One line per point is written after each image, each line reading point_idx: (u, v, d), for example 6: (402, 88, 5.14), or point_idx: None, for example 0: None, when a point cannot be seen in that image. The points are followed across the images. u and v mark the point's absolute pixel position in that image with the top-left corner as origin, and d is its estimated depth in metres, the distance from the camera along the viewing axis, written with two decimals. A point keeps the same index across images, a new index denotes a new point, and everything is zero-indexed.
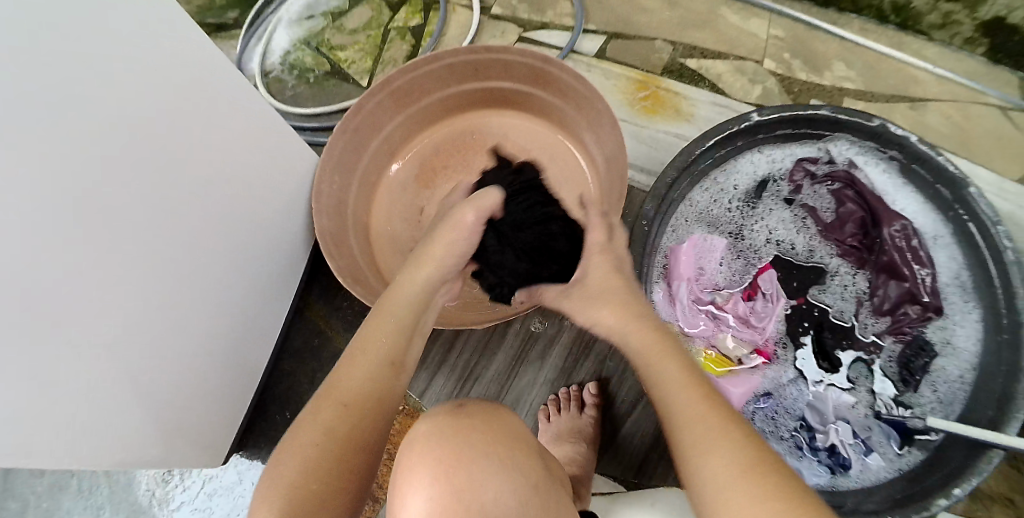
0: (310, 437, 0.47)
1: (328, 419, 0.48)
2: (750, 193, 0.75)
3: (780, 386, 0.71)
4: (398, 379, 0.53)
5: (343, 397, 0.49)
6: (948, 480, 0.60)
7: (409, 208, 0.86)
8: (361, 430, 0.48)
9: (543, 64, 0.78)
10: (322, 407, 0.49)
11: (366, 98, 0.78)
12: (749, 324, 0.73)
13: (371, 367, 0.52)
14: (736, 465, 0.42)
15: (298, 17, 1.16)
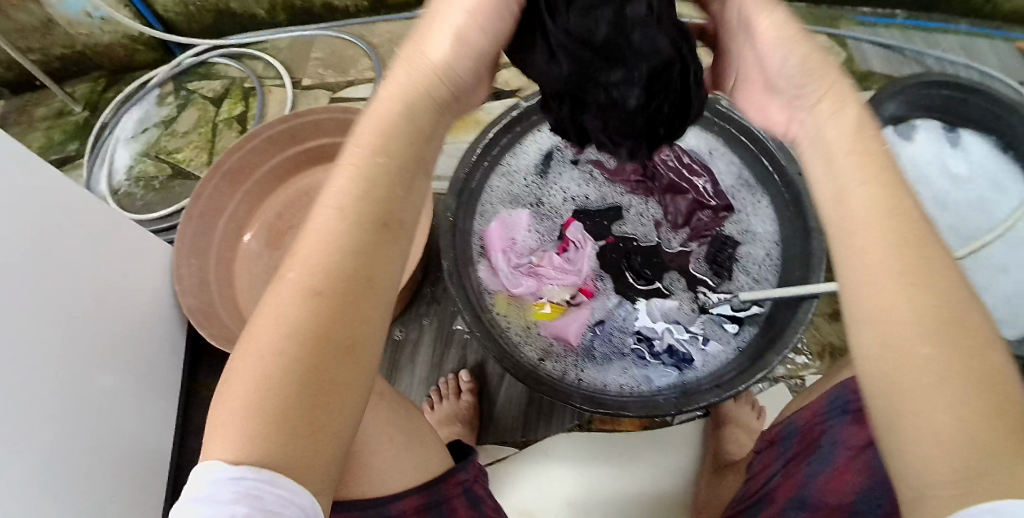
0: (259, 370, 0.37)
1: (277, 350, 0.37)
2: (542, 163, 0.85)
3: (608, 312, 0.82)
4: (387, 245, 0.41)
5: (270, 334, 0.37)
6: (774, 341, 0.71)
7: (267, 270, 0.97)
8: (324, 360, 0.37)
9: (343, 113, 0.93)
10: (253, 349, 0.37)
11: (202, 184, 0.90)
12: (566, 271, 0.83)
13: (312, 285, 0.38)
14: (912, 280, 0.38)
15: (135, 133, 1.21)
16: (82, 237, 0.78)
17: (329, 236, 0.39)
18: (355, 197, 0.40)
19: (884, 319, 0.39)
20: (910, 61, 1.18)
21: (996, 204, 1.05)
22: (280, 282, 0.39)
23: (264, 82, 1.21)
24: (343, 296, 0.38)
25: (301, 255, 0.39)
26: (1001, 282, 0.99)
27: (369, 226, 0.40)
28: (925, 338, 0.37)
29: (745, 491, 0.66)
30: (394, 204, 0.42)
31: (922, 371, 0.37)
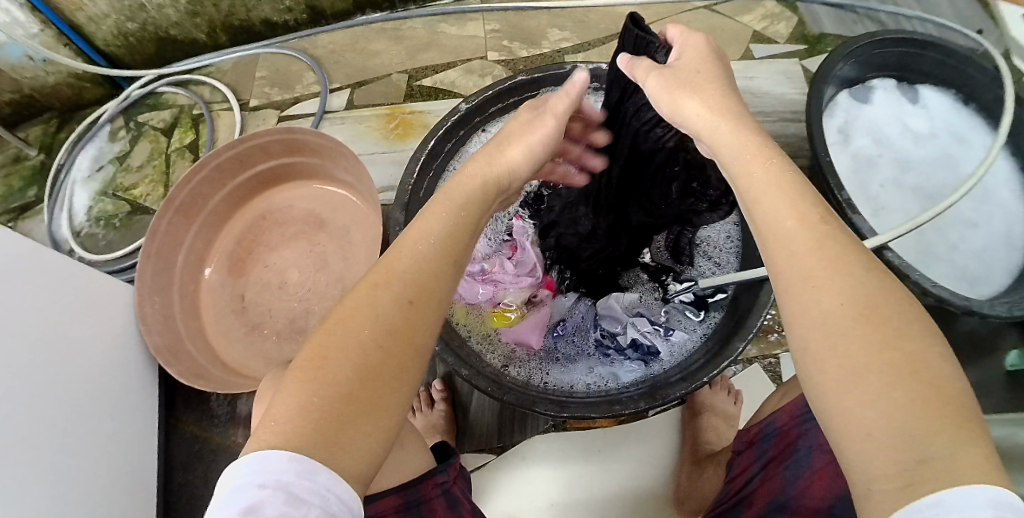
0: (319, 389, 0.41)
1: (347, 371, 0.42)
2: None
3: (567, 311, 0.87)
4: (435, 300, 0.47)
5: (341, 360, 0.42)
6: (739, 322, 0.74)
7: (233, 300, 0.96)
8: (378, 387, 0.42)
9: (289, 135, 0.92)
10: (322, 369, 0.42)
11: (156, 222, 0.88)
12: (517, 274, 0.85)
13: (373, 328, 0.43)
14: (855, 306, 0.39)
15: (91, 172, 1.18)
16: (44, 286, 0.77)
17: (395, 291, 0.45)
18: (409, 266, 0.47)
19: (835, 335, 0.39)
20: (864, 19, 1.18)
21: (961, 157, 1.05)
22: (349, 322, 0.44)
23: (212, 107, 1.19)
24: (401, 344, 0.44)
25: (370, 307, 0.44)
26: (971, 236, 0.99)
27: (423, 291, 0.46)
28: (860, 349, 0.38)
29: (724, 494, 0.66)
30: (448, 279, 0.48)
31: (863, 383, 0.38)
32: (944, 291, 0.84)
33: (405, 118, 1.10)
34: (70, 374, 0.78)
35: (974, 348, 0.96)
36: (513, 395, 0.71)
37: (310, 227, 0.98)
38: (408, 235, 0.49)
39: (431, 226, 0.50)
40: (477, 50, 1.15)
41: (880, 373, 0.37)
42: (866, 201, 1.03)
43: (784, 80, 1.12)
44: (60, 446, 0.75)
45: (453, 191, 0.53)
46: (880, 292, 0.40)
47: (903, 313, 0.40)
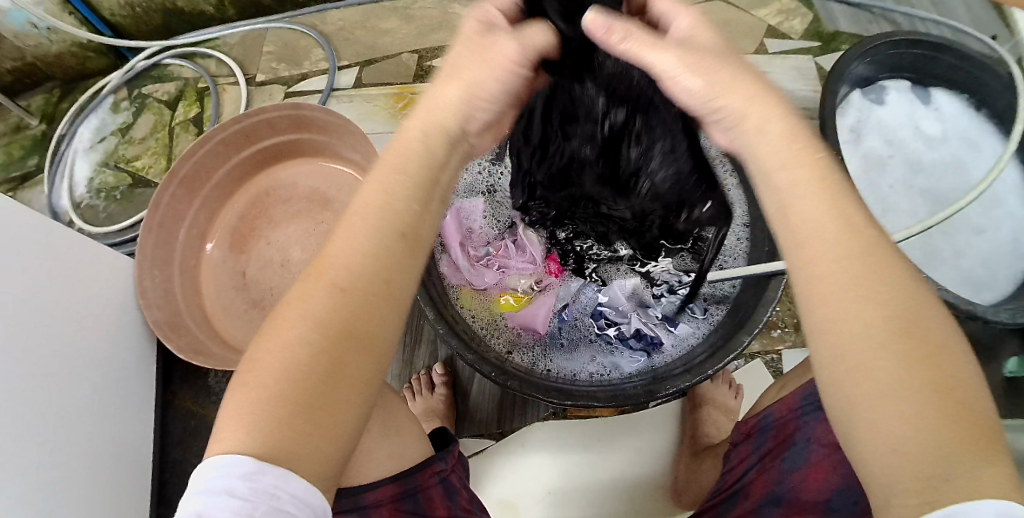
0: (255, 399, 0.40)
1: (275, 379, 0.40)
2: None
3: (573, 296, 0.86)
4: (387, 293, 0.44)
5: (268, 368, 0.40)
6: (746, 315, 0.74)
7: (234, 276, 0.95)
8: (314, 392, 0.40)
9: (297, 111, 0.91)
10: (253, 381, 0.40)
11: (159, 193, 0.87)
12: (523, 255, 0.85)
13: (305, 327, 0.41)
14: (892, 317, 0.40)
15: (92, 143, 1.17)
16: (43, 255, 0.76)
17: (324, 285, 0.42)
18: (346, 268, 0.43)
19: (852, 339, 0.40)
20: (880, 19, 1.16)
21: (972, 162, 1.04)
22: (283, 326, 0.42)
23: (218, 82, 1.18)
24: (334, 343, 0.41)
25: (305, 305, 0.42)
26: (978, 241, 0.99)
27: (359, 282, 0.43)
28: (891, 364, 0.39)
29: (722, 484, 0.64)
30: (395, 265, 0.45)
31: (896, 399, 0.38)
32: (949, 295, 0.84)
33: (414, 99, 1.09)
34: (67, 345, 0.78)
35: (977, 353, 0.95)
36: (517, 381, 0.71)
37: (315, 206, 0.97)
38: (345, 225, 0.45)
39: (365, 211, 0.45)
40: None
41: (913, 390, 0.38)
42: (875, 202, 1.02)
43: (797, 76, 1.11)
44: (55, 417, 0.74)
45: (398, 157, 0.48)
46: (909, 301, 0.41)
47: (936, 324, 0.41)
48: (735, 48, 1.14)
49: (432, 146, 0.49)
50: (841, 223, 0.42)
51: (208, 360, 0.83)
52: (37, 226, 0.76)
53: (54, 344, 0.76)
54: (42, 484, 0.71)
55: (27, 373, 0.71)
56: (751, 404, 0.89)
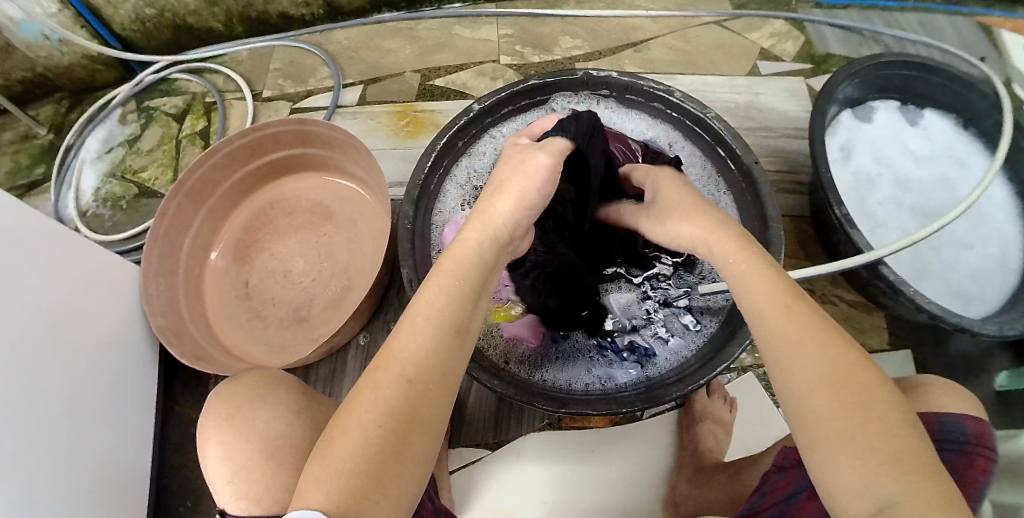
0: (332, 474, 0.45)
1: (354, 456, 0.46)
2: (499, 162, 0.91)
3: None
4: (455, 351, 0.52)
5: (345, 440, 0.46)
6: (737, 329, 0.76)
7: (237, 285, 0.97)
8: (385, 464, 0.46)
9: (303, 126, 0.94)
10: (332, 458, 0.46)
11: (166, 204, 0.90)
12: None
13: (378, 412, 0.47)
14: (825, 370, 0.46)
15: (100, 154, 1.20)
16: (53, 261, 0.79)
17: (393, 377, 0.48)
18: (411, 362, 0.49)
19: (823, 385, 0.45)
20: (870, 41, 1.20)
21: (960, 180, 1.06)
22: (357, 403, 0.48)
23: (225, 96, 1.20)
24: (400, 422, 0.47)
25: (376, 395, 0.48)
26: (965, 258, 1.01)
27: (421, 373, 0.49)
28: (825, 413, 0.44)
29: (761, 502, 0.66)
30: (449, 359, 0.51)
31: (828, 439, 0.44)
32: (937, 308, 0.86)
33: (416, 116, 1.12)
34: (72, 349, 0.80)
35: (965, 368, 0.97)
36: (514, 390, 0.73)
37: (317, 218, 0.99)
38: (403, 331, 0.51)
39: (434, 304, 0.53)
40: (490, 53, 1.17)
41: (841, 433, 0.44)
42: (863, 219, 1.05)
43: (789, 97, 1.14)
44: (55, 419, 0.76)
45: (447, 272, 0.55)
46: (836, 354, 0.46)
47: (865, 375, 0.45)
48: (729, 70, 1.17)
49: (484, 253, 0.58)
50: None
51: (208, 366, 0.85)
52: (48, 233, 0.78)
53: (59, 348, 0.78)
54: (44, 482, 0.73)
55: (32, 375, 0.73)
56: (743, 416, 0.90)
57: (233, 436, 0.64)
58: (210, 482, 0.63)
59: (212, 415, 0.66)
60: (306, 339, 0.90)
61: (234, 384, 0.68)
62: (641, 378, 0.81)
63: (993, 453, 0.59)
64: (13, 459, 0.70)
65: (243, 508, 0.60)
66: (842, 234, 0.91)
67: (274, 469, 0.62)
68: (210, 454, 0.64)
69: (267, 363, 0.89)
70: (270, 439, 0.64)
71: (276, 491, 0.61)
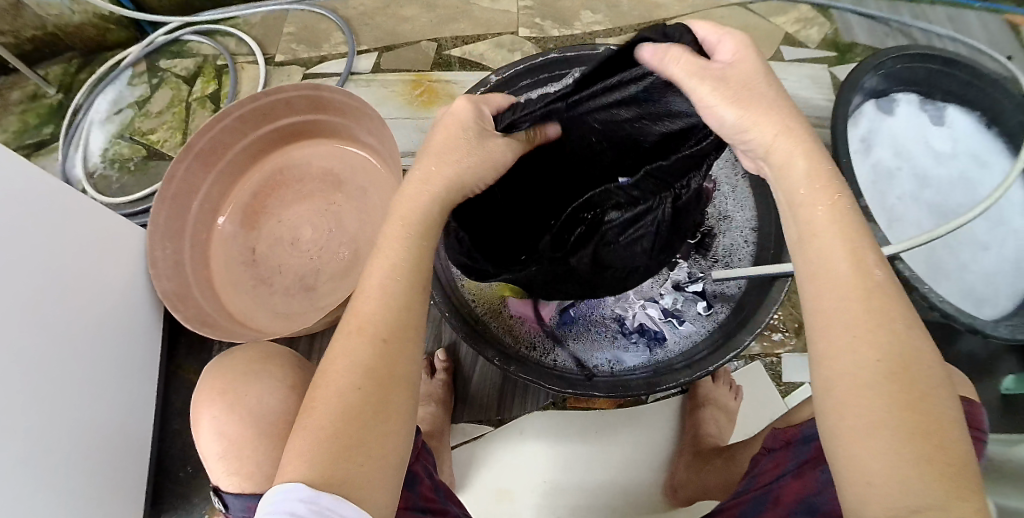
0: (309, 441, 0.45)
1: (327, 415, 0.46)
2: None
3: None
4: (423, 304, 0.52)
5: (324, 408, 0.46)
6: (750, 316, 0.75)
7: (244, 252, 0.96)
8: (360, 427, 0.46)
9: (315, 93, 0.92)
10: (308, 425, 0.46)
11: (174, 166, 0.88)
12: None
13: (351, 377, 0.47)
14: (886, 361, 0.44)
15: (108, 115, 1.18)
16: (59, 219, 0.77)
17: (365, 339, 0.49)
18: (380, 320, 0.49)
19: (862, 367, 0.44)
20: (895, 33, 1.16)
21: (980, 179, 1.04)
22: (333, 370, 0.48)
23: (237, 60, 1.19)
24: (380, 384, 0.47)
25: (346, 357, 0.48)
26: (981, 257, 0.99)
27: (393, 331, 0.49)
28: (877, 402, 0.43)
29: (751, 485, 0.64)
30: (416, 315, 0.51)
31: (878, 436, 0.42)
32: (950, 307, 0.84)
33: (431, 86, 1.10)
34: (76, 307, 0.79)
35: (972, 369, 0.96)
36: (520, 367, 0.72)
37: (328, 187, 0.98)
38: (370, 294, 0.51)
39: (400, 264, 0.52)
40: (509, 25, 1.14)
41: (897, 430, 0.42)
42: (881, 212, 1.03)
43: (811, 84, 1.11)
44: (59, 377, 0.76)
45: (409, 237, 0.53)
46: (903, 349, 0.44)
47: (928, 371, 0.44)
48: None
49: None
50: (854, 266, 0.46)
51: (211, 331, 0.84)
52: (55, 192, 0.77)
53: (64, 307, 0.77)
54: (46, 442, 0.73)
55: (37, 333, 0.73)
56: (749, 404, 0.89)
57: (226, 410, 0.63)
58: (203, 457, 0.63)
59: (206, 390, 0.66)
60: (313, 308, 0.89)
61: (227, 361, 0.67)
62: (650, 361, 0.80)
63: (985, 434, 0.60)
64: (15, 416, 0.69)
65: (236, 484, 0.61)
66: (859, 225, 0.90)
67: (271, 446, 0.61)
68: (203, 428, 0.64)
69: (273, 331, 0.88)
70: (262, 414, 0.63)
71: (270, 468, 0.61)
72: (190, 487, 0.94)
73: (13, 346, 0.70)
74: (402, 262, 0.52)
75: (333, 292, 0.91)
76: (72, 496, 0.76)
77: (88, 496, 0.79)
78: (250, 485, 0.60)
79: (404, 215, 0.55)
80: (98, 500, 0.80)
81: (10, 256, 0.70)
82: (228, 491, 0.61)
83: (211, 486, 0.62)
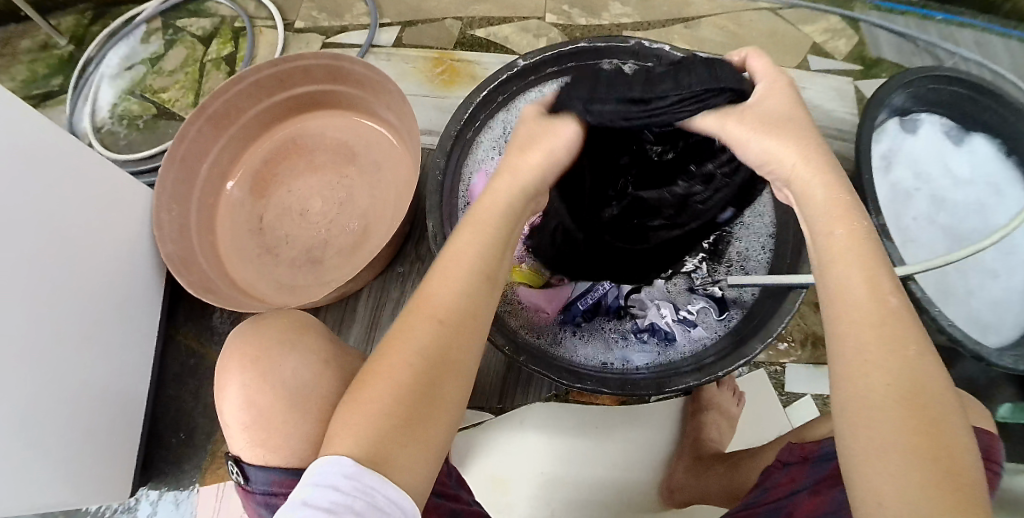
0: (364, 419, 0.47)
1: (381, 396, 0.48)
2: None
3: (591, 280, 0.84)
4: (487, 294, 0.53)
5: (380, 386, 0.48)
6: (765, 325, 0.74)
7: (251, 219, 0.94)
8: (415, 410, 0.48)
9: (335, 63, 0.91)
10: (360, 403, 0.48)
11: (186, 127, 0.87)
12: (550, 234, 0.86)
13: (409, 357, 0.49)
14: (901, 385, 0.44)
15: (120, 70, 1.16)
16: (68, 174, 0.76)
17: (425, 321, 0.50)
18: (444, 307, 0.51)
19: (879, 403, 0.44)
20: (923, 51, 1.15)
21: (995, 207, 1.03)
22: (395, 347, 0.50)
23: (256, 23, 1.16)
24: (434, 371, 0.49)
25: (408, 339, 0.50)
26: (991, 285, 0.98)
27: (453, 318, 0.51)
28: (889, 431, 0.43)
29: (762, 497, 0.64)
30: (480, 305, 0.53)
31: (886, 455, 0.42)
32: (959, 331, 0.84)
33: (453, 66, 1.08)
34: (79, 265, 0.78)
35: (973, 394, 0.95)
36: (530, 357, 0.72)
37: (341, 159, 0.96)
38: (439, 273, 0.53)
39: (459, 256, 0.53)
40: (535, 11, 1.12)
41: (901, 447, 0.42)
42: (897, 230, 1.02)
43: (835, 96, 1.10)
44: (59, 333, 0.75)
45: (481, 227, 0.55)
46: (919, 379, 0.45)
47: (945, 403, 0.44)
48: (779, 61, 1.13)
49: (514, 205, 0.56)
50: (868, 285, 0.47)
51: (216, 298, 0.82)
52: (68, 146, 0.76)
53: (69, 262, 0.76)
54: (42, 398, 0.72)
55: (40, 289, 0.72)
56: (750, 413, 0.89)
57: (257, 379, 0.61)
58: (226, 425, 0.61)
59: (234, 355, 0.63)
60: (319, 283, 0.88)
61: (257, 327, 0.65)
62: (657, 361, 0.79)
63: (1001, 470, 0.60)
64: (14, 369, 0.68)
65: (261, 456, 0.59)
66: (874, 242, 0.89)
67: (299, 420, 0.59)
68: (229, 395, 0.61)
69: (278, 303, 0.87)
70: (295, 388, 0.61)
71: (298, 442, 0.59)
72: (181, 453, 0.93)
73: (15, 299, 0.69)
74: (459, 243, 0.54)
75: (339, 268, 0.89)
76: (62, 456, 0.75)
77: (80, 453, 0.78)
78: (275, 457, 0.58)
79: (480, 211, 0.56)
80: (90, 458, 0.80)
81: (19, 207, 0.69)
82: (252, 464, 0.59)
83: (232, 456, 0.60)
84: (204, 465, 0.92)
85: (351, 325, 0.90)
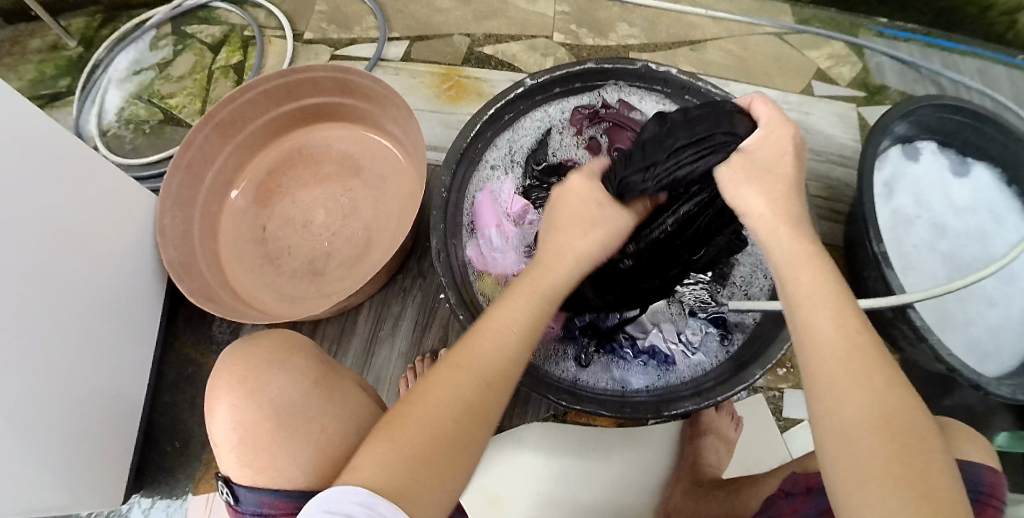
0: (391, 450, 0.48)
1: (416, 440, 0.48)
2: (537, 143, 0.88)
3: None
4: (523, 356, 0.55)
5: (414, 426, 0.49)
6: (766, 353, 0.74)
7: (254, 229, 0.94)
8: (445, 456, 0.49)
9: (344, 76, 0.91)
10: (394, 436, 0.49)
11: (193, 134, 0.87)
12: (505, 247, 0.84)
13: (450, 405, 0.50)
14: (875, 418, 0.46)
15: (128, 74, 1.17)
16: (74, 180, 0.77)
17: (471, 374, 0.52)
18: (486, 361, 0.53)
19: (858, 445, 0.45)
20: (926, 79, 1.15)
21: (995, 237, 1.03)
22: (434, 393, 0.51)
23: (266, 32, 1.17)
24: (472, 421, 0.51)
25: (448, 386, 0.51)
26: (989, 315, 0.98)
27: (496, 377, 0.53)
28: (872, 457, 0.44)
29: None
30: (514, 365, 0.55)
31: (866, 488, 0.44)
32: (957, 361, 0.83)
33: (460, 82, 1.08)
34: (82, 271, 0.78)
35: (969, 422, 0.95)
36: (529, 377, 0.72)
37: (345, 171, 0.96)
38: (487, 329, 0.55)
39: (506, 319, 0.56)
40: (543, 29, 1.13)
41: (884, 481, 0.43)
42: (897, 258, 1.02)
43: (839, 122, 1.10)
44: (59, 338, 0.75)
45: (531, 289, 0.58)
46: (895, 405, 0.47)
47: (919, 429, 0.46)
48: (785, 86, 1.14)
49: None
50: None
51: (216, 307, 0.82)
52: (77, 153, 0.77)
53: (72, 267, 0.76)
54: (40, 406, 0.72)
55: (43, 294, 0.72)
56: (748, 436, 0.89)
57: (244, 397, 0.60)
58: (215, 444, 0.60)
59: (223, 374, 0.62)
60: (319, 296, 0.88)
61: (249, 347, 0.65)
62: (657, 384, 0.80)
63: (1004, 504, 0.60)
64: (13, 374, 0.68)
65: (248, 477, 0.58)
66: (875, 269, 0.89)
67: (289, 439, 0.59)
68: (219, 414, 0.60)
69: (277, 314, 0.86)
70: (282, 406, 0.60)
71: (288, 464, 0.58)
72: (175, 461, 0.92)
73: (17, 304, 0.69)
74: (507, 303, 0.57)
75: (339, 281, 0.89)
76: (59, 463, 0.75)
77: (77, 458, 0.78)
78: (262, 478, 0.57)
79: (532, 280, 0.59)
80: (85, 464, 0.79)
81: (27, 213, 0.70)
82: (241, 483, 0.58)
83: (221, 475, 0.58)
84: (199, 473, 0.92)
85: (350, 338, 0.90)
